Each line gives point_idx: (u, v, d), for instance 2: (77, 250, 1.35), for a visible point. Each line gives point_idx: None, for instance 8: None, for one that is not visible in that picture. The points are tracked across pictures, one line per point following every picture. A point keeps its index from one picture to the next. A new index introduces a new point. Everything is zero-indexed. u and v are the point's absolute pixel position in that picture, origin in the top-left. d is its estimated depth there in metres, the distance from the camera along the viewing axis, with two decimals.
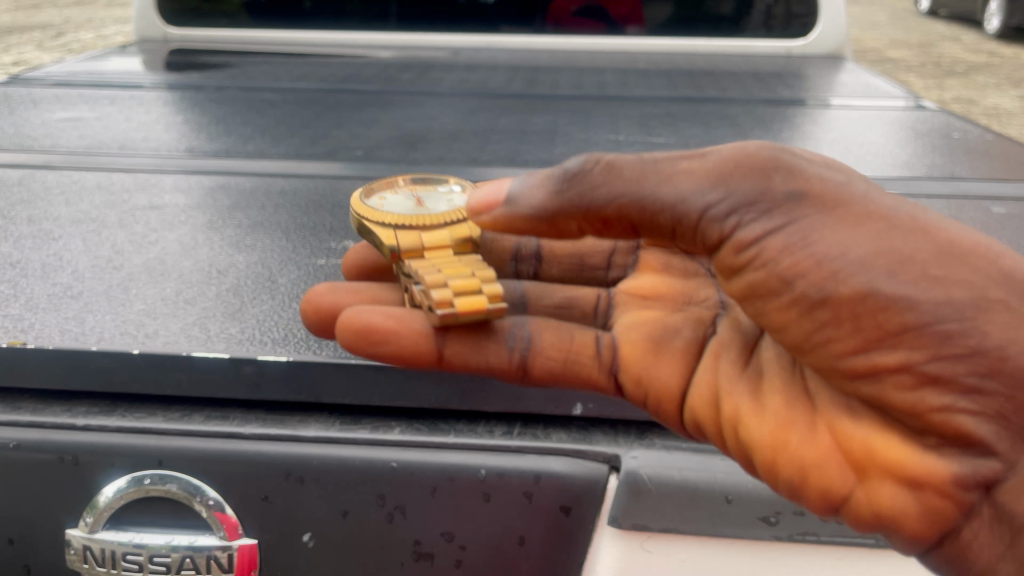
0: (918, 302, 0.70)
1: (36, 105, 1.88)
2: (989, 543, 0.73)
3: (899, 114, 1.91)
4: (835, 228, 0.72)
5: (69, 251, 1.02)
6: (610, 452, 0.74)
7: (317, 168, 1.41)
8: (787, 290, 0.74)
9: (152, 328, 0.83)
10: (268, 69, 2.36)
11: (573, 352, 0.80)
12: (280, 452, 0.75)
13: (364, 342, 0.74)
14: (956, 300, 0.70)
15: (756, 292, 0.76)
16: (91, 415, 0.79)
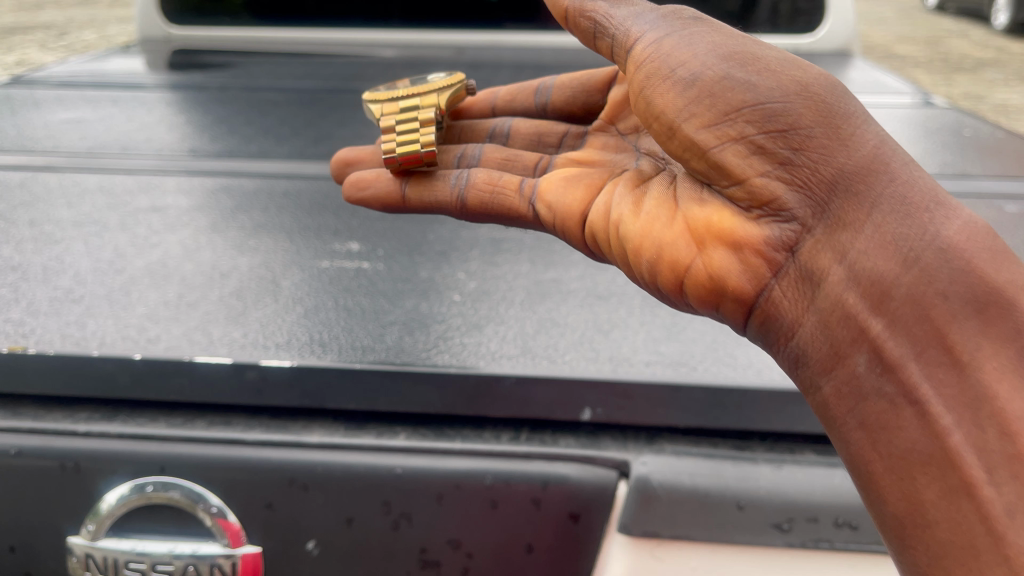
0: (756, 86, 0.75)
1: (37, 106, 1.87)
2: (803, 314, 0.70)
3: (908, 112, 1.90)
4: (705, 37, 0.79)
5: (71, 254, 1.01)
6: (620, 457, 0.73)
7: (321, 168, 1.40)
8: (645, 88, 0.80)
9: (154, 332, 0.82)
10: (270, 69, 2.35)
11: (581, 356, 0.78)
12: (284, 459, 0.74)
13: (354, 189, 0.95)
14: (783, 85, 0.74)
15: (632, 93, 0.83)
16: (93, 421, 0.77)
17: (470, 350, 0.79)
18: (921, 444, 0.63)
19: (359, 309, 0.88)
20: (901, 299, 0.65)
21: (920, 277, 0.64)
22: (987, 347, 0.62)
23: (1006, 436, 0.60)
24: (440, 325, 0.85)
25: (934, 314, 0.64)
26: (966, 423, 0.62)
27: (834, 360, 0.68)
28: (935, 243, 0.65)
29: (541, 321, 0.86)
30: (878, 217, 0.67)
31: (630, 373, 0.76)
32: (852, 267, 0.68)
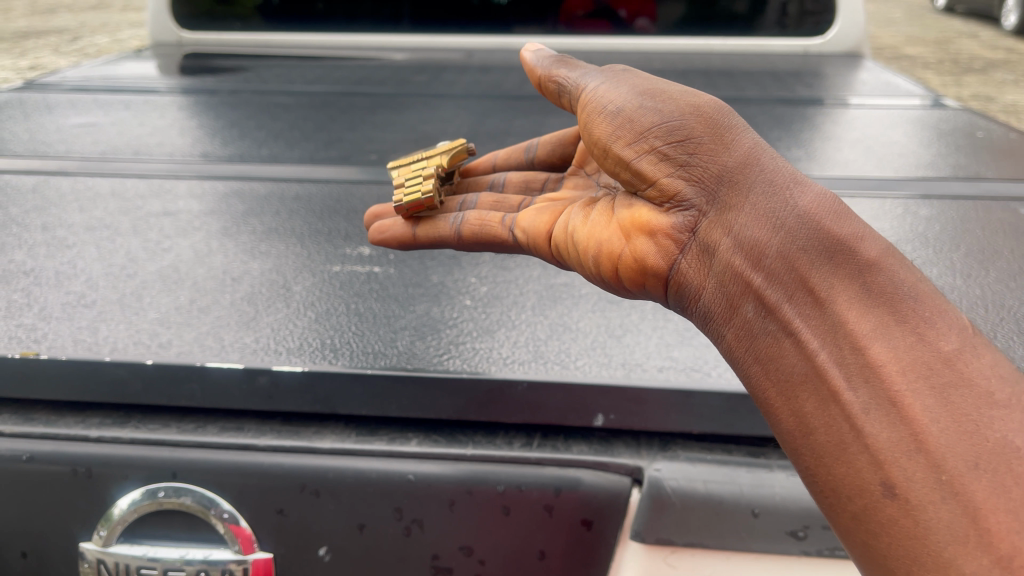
0: (660, 108, 0.74)
1: (50, 110, 1.88)
2: (704, 278, 0.70)
3: (920, 113, 1.90)
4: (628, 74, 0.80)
5: (83, 259, 1.01)
6: (633, 463, 0.72)
7: (332, 172, 1.40)
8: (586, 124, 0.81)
9: (166, 337, 0.82)
10: (281, 72, 2.36)
11: (594, 362, 0.78)
12: (296, 465, 0.73)
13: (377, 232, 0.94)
14: (677, 107, 0.74)
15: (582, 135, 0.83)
16: (105, 426, 0.77)
17: (481, 356, 0.79)
18: (797, 366, 0.63)
19: (370, 314, 0.88)
20: (765, 239, 0.66)
21: (773, 215, 0.66)
22: (840, 276, 0.63)
23: (861, 350, 0.61)
24: (452, 330, 0.84)
25: (795, 254, 0.65)
26: (827, 340, 0.62)
27: (729, 312, 0.68)
28: (785, 192, 0.67)
29: (553, 326, 0.85)
30: (741, 170, 0.69)
31: (644, 379, 0.75)
32: (727, 217, 0.69)
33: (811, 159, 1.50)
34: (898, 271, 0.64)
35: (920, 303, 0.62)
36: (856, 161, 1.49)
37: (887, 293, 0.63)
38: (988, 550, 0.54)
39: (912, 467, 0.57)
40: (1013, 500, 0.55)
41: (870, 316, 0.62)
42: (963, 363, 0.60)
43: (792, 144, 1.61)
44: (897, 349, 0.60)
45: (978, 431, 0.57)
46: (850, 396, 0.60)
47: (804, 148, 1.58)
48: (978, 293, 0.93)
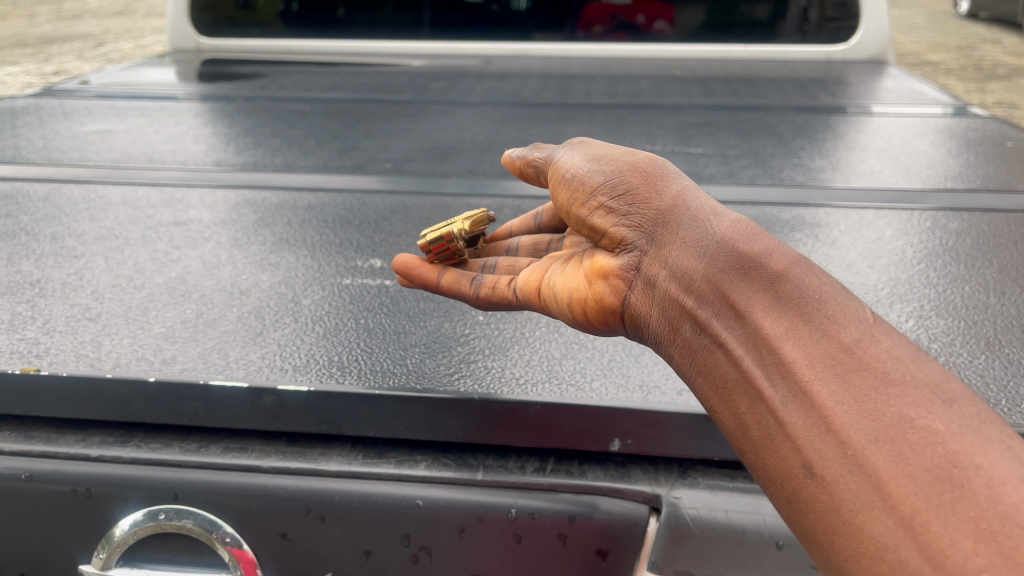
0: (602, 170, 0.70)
1: (66, 117, 1.88)
2: (650, 307, 0.65)
3: (946, 121, 1.86)
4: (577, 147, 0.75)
5: (90, 270, 1.00)
6: (650, 490, 0.69)
7: (345, 181, 1.38)
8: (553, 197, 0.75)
9: (170, 353, 0.80)
10: (298, 79, 2.35)
11: (612, 384, 0.74)
12: (301, 488, 0.71)
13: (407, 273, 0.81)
14: (616, 168, 0.70)
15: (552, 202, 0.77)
16: (106, 445, 0.75)
17: (493, 376, 0.76)
18: (727, 372, 0.60)
19: (380, 330, 0.85)
20: (689, 257, 0.63)
21: (692, 228, 0.64)
22: (751, 283, 0.60)
23: (772, 347, 0.58)
24: (463, 348, 0.82)
25: (717, 274, 0.61)
26: (747, 342, 0.59)
27: (670, 332, 0.64)
28: (706, 209, 0.65)
29: (568, 345, 0.82)
30: (666, 192, 0.67)
31: (663, 402, 0.71)
32: (659, 241, 0.65)
33: (834, 170, 1.46)
34: (807, 271, 0.60)
35: (824, 295, 0.59)
36: (881, 171, 1.45)
37: (792, 288, 0.59)
38: (896, 517, 0.50)
39: (823, 448, 0.54)
40: (914, 467, 0.51)
41: (778, 313, 0.59)
42: (869, 349, 0.56)
43: (815, 154, 1.58)
44: (804, 341, 0.57)
45: (881, 408, 0.53)
46: (769, 391, 0.57)
47: (826, 158, 1.55)
48: (1012, 311, 0.89)
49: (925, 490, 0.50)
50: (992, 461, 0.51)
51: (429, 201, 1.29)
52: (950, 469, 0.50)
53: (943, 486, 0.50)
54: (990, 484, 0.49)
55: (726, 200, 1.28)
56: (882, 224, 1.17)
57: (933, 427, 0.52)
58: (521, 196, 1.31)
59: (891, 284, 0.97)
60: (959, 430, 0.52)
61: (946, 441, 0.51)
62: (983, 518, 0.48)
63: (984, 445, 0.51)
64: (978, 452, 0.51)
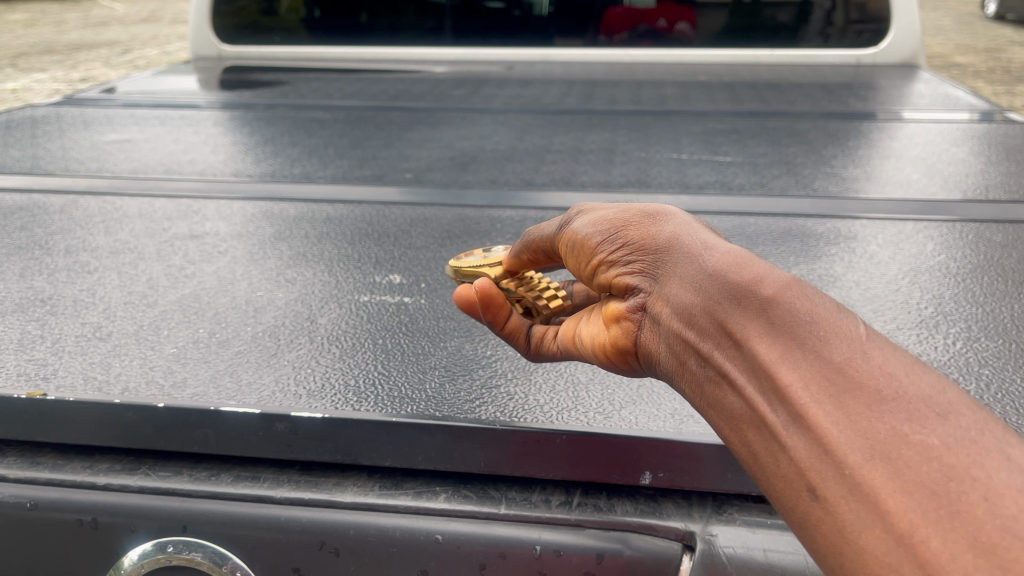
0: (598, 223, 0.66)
1: (86, 126, 1.87)
2: (658, 345, 0.61)
3: (983, 127, 1.80)
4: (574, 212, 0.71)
5: (103, 286, 0.97)
6: (683, 526, 0.65)
7: (365, 192, 1.35)
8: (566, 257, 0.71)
9: (181, 376, 0.77)
10: (318, 86, 2.33)
11: (642, 412, 0.70)
12: (315, 520, 0.68)
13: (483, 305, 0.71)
14: (611, 223, 0.65)
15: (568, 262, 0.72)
16: (113, 473, 0.72)
17: (515, 403, 0.72)
18: (734, 401, 0.54)
19: (399, 351, 0.82)
20: (687, 291, 0.58)
21: (687, 264, 0.59)
22: (743, 306, 0.54)
23: (767, 372, 0.52)
24: (485, 371, 0.78)
25: (714, 302, 0.56)
26: (744, 368, 0.54)
27: (677, 365, 0.59)
28: (701, 245, 0.60)
29: (595, 368, 0.78)
30: (660, 229, 0.62)
31: (697, 432, 0.67)
32: (662, 280, 0.61)
33: (868, 179, 1.41)
34: (796, 288, 0.54)
35: (811, 311, 0.53)
36: (919, 180, 1.40)
37: (780, 307, 0.53)
38: (895, 537, 0.44)
39: (824, 473, 0.48)
40: (910, 483, 0.44)
41: (767, 333, 0.53)
42: (861, 364, 0.50)
43: (848, 162, 1.53)
44: (798, 362, 0.51)
45: (875, 426, 0.47)
46: (772, 417, 0.51)
47: (860, 166, 1.50)
48: None
49: (922, 508, 0.44)
50: (992, 471, 0.44)
51: (450, 213, 1.25)
52: (946, 483, 0.44)
53: (940, 502, 0.44)
54: (988, 497, 0.43)
55: (757, 211, 1.24)
56: (921, 237, 1.12)
57: (928, 440, 0.45)
58: (544, 207, 1.27)
59: (935, 302, 0.92)
60: (957, 442, 0.45)
61: (941, 454, 0.45)
62: (982, 534, 0.42)
63: (984, 454, 0.45)
64: (978, 463, 0.44)
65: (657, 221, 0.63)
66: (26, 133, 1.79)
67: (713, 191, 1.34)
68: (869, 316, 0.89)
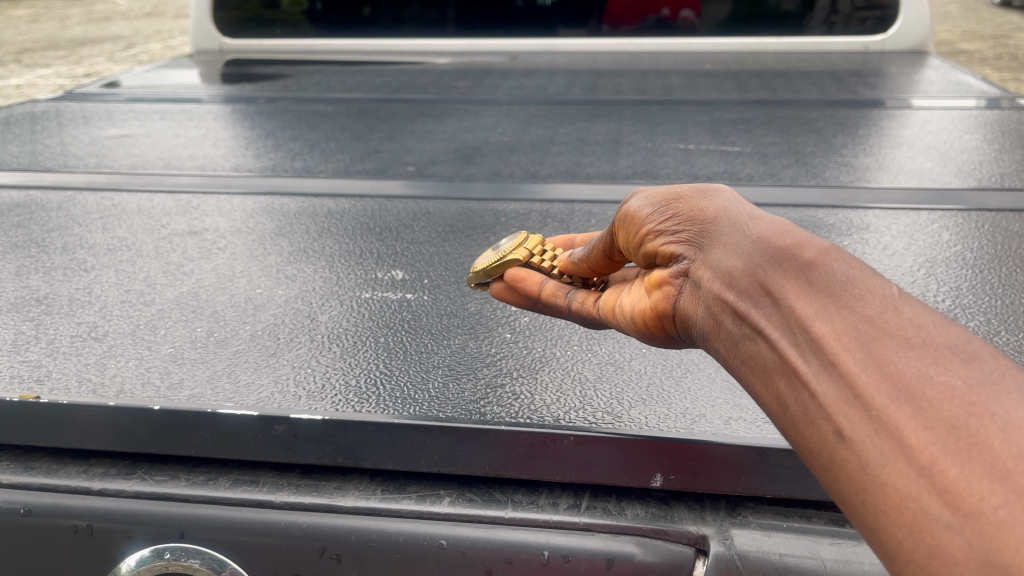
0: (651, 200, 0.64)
1: (86, 121, 1.85)
2: (696, 307, 0.58)
3: (994, 114, 1.77)
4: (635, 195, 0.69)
5: (100, 285, 0.95)
6: (696, 530, 0.63)
7: (367, 186, 1.32)
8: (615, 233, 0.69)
9: (178, 377, 0.75)
10: (320, 79, 2.31)
11: (652, 412, 0.68)
12: (317, 525, 0.66)
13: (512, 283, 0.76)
14: (663, 196, 0.63)
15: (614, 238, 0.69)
16: (109, 477, 0.70)
17: (521, 403, 0.70)
18: (765, 352, 0.51)
19: (402, 350, 0.80)
20: (730, 256, 0.56)
21: (735, 233, 0.57)
22: (779, 264, 0.53)
23: (801, 324, 0.50)
24: (490, 370, 0.76)
25: (754, 263, 0.54)
26: (777, 322, 0.51)
27: (713, 324, 0.56)
28: (750, 214, 0.58)
29: (602, 366, 0.76)
30: (710, 203, 0.60)
31: (709, 433, 0.64)
32: (706, 247, 0.58)
33: (880, 169, 1.38)
34: (836, 250, 0.52)
35: (843, 265, 0.51)
36: (931, 169, 1.37)
37: (816, 266, 0.51)
38: (915, 469, 0.42)
39: (851, 416, 0.45)
40: (932, 418, 0.42)
41: (798, 284, 0.51)
42: (892, 314, 0.47)
43: (858, 151, 1.50)
44: (829, 312, 0.49)
45: (903, 368, 0.45)
46: (802, 364, 0.49)
47: (870, 155, 1.47)
48: None
49: (941, 440, 0.42)
50: (1011, 406, 0.42)
51: (453, 206, 1.23)
52: (967, 417, 0.42)
53: (960, 434, 0.41)
54: (1006, 428, 0.41)
55: (767, 202, 1.21)
56: (936, 227, 1.09)
57: (951, 381, 0.43)
58: (550, 199, 1.24)
59: (953, 295, 0.89)
60: (980, 381, 0.43)
61: (964, 392, 0.43)
62: (998, 460, 0.40)
63: (1007, 393, 0.42)
64: (997, 399, 0.42)
65: (709, 194, 0.60)
66: (25, 128, 1.77)
67: (721, 182, 1.32)
68: None
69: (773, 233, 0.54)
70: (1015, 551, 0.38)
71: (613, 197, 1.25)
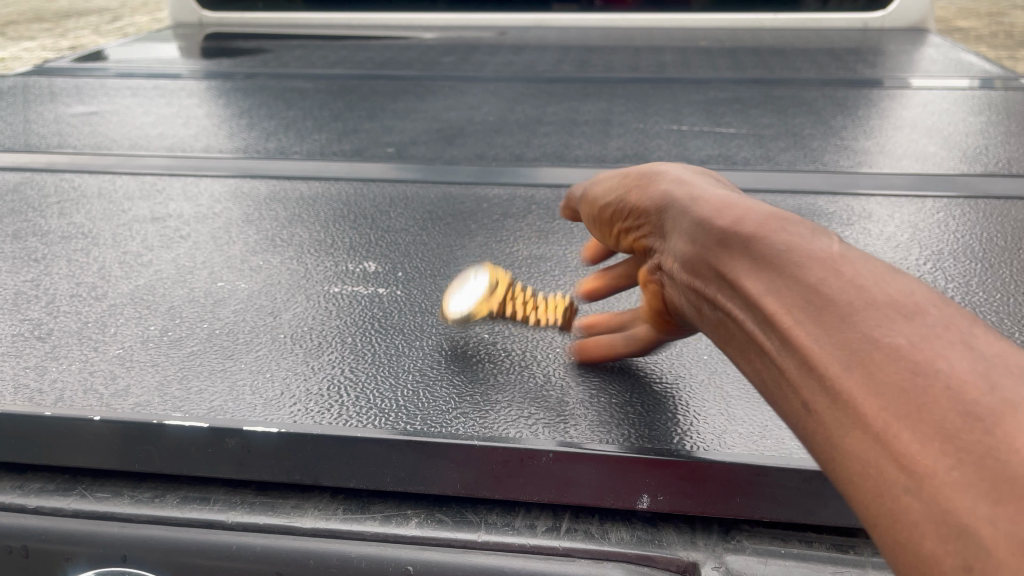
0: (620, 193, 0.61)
1: (53, 97, 1.77)
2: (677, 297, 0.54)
3: (998, 95, 1.71)
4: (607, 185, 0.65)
5: (49, 277, 0.89)
6: (686, 556, 0.57)
7: (343, 168, 1.26)
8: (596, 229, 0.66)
9: (123, 383, 0.68)
10: (301, 54, 2.23)
11: (639, 424, 0.62)
12: (271, 549, 0.60)
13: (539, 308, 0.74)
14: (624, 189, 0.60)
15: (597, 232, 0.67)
16: (46, 494, 0.64)
17: (496, 414, 0.64)
18: (733, 334, 0.46)
19: (370, 350, 0.74)
20: (682, 241, 0.51)
21: (684, 215, 0.52)
22: (723, 243, 0.47)
23: (750, 303, 0.44)
24: (464, 375, 0.70)
25: (700, 247, 0.49)
26: (733, 304, 0.46)
27: (695, 312, 0.51)
28: (699, 194, 0.52)
29: (586, 370, 0.70)
30: (661, 190, 0.56)
31: (702, 450, 0.59)
32: (668, 235, 0.54)
33: (881, 152, 1.32)
34: (776, 214, 0.46)
35: (781, 228, 0.45)
36: (934, 153, 1.31)
37: (754, 234, 0.45)
38: (870, 443, 0.36)
39: (809, 392, 0.39)
40: (878, 383, 0.36)
41: (742, 251, 0.45)
42: (834, 271, 0.41)
43: (858, 134, 1.44)
44: (771, 283, 0.43)
45: (849, 331, 0.38)
46: (765, 342, 0.43)
47: (870, 138, 1.41)
48: None
49: (892, 407, 0.35)
50: (962, 355, 0.35)
51: (434, 191, 1.17)
52: (911, 377, 0.35)
53: (908, 396, 0.35)
54: (953, 380, 0.34)
55: (763, 188, 1.15)
56: (941, 216, 1.03)
57: (898, 338, 0.37)
58: (535, 184, 1.18)
59: (963, 291, 0.83)
60: (930, 330, 0.37)
61: (909, 349, 0.36)
62: (948, 416, 0.34)
63: (958, 343, 0.36)
64: (944, 349, 0.36)
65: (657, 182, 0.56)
66: None
67: (715, 166, 1.25)
68: None
69: (714, 212, 0.49)
70: (972, 513, 0.32)
71: None
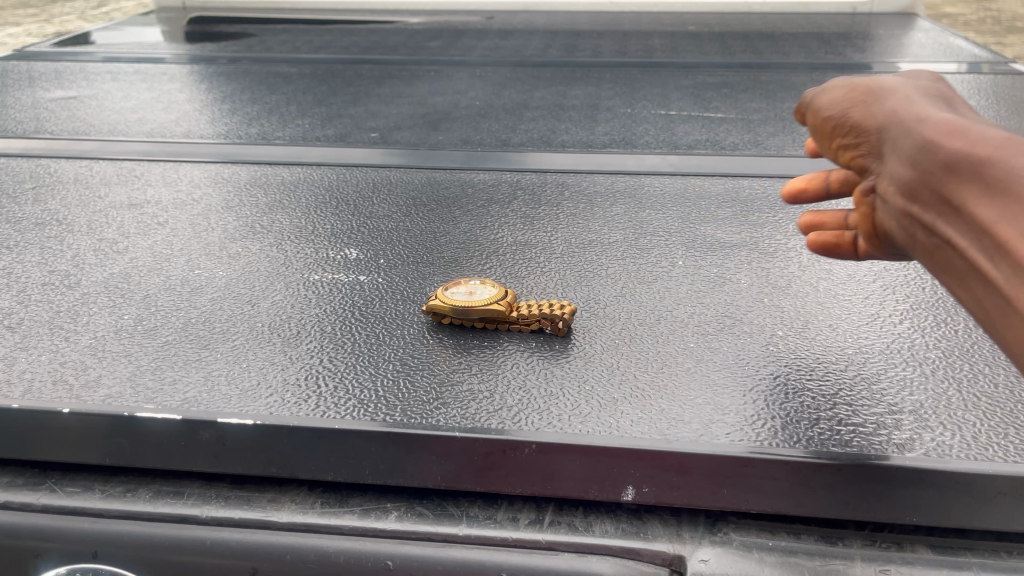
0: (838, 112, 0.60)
1: (31, 82, 1.74)
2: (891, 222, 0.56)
3: (988, 79, 1.70)
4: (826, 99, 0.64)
5: (22, 265, 0.87)
6: (672, 549, 0.56)
7: (326, 154, 1.23)
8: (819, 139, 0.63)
9: (94, 374, 0.67)
10: (286, 38, 2.20)
11: (625, 414, 0.61)
12: (246, 544, 0.59)
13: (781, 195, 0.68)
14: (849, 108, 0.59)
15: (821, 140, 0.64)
16: (15, 488, 0.62)
17: (479, 404, 0.62)
18: (958, 260, 0.49)
19: (350, 339, 0.72)
20: (906, 168, 0.53)
21: (908, 141, 0.53)
22: (955, 174, 0.49)
23: (985, 232, 0.47)
24: (446, 364, 0.68)
25: (928, 175, 0.51)
26: (964, 232, 0.49)
27: (909, 238, 0.54)
28: (925, 118, 0.53)
29: (570, 358, 0.69)
30: (886, 113, 0.57)
31: (688, 440, 0.57)
32: (890, 160, 0.55)
33: None
34: (1009, 144, 0.47)
35: (1019, 154, 0.47)
36: None
37: (987, 163, 0.47)
38: None
39: None
40: None
41: (970, 177, 0.48)
42: None
43: None
44: (1009, 214, 0.46)
45: None
46: (991, 268, 0.47)
47: None
48: None
49: None
50: None
51: (418, 176, 1.15)
52: None
53: None
54: None
55: (752, 172, 1.13)
56: None
57: None
58: (521, 169, 1.16)
59: None
60: None
61: None
62: None
63: None
64: None
65: (877, 98, 0.58)
66: None
67: (704, 150, 1.23)
68: (880, 293, 0.78)
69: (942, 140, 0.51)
70: None
71: (589, 167, 1.16)
